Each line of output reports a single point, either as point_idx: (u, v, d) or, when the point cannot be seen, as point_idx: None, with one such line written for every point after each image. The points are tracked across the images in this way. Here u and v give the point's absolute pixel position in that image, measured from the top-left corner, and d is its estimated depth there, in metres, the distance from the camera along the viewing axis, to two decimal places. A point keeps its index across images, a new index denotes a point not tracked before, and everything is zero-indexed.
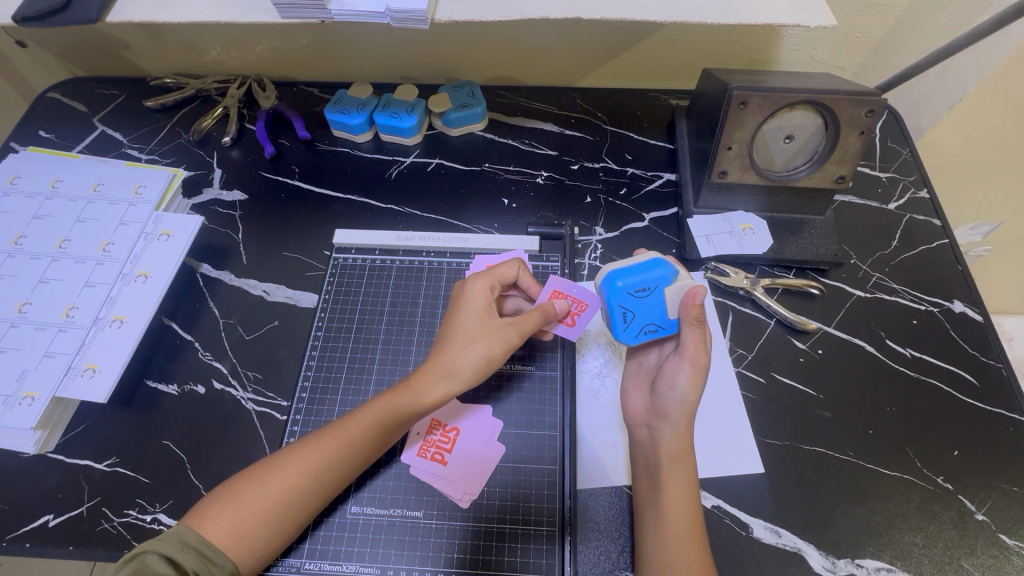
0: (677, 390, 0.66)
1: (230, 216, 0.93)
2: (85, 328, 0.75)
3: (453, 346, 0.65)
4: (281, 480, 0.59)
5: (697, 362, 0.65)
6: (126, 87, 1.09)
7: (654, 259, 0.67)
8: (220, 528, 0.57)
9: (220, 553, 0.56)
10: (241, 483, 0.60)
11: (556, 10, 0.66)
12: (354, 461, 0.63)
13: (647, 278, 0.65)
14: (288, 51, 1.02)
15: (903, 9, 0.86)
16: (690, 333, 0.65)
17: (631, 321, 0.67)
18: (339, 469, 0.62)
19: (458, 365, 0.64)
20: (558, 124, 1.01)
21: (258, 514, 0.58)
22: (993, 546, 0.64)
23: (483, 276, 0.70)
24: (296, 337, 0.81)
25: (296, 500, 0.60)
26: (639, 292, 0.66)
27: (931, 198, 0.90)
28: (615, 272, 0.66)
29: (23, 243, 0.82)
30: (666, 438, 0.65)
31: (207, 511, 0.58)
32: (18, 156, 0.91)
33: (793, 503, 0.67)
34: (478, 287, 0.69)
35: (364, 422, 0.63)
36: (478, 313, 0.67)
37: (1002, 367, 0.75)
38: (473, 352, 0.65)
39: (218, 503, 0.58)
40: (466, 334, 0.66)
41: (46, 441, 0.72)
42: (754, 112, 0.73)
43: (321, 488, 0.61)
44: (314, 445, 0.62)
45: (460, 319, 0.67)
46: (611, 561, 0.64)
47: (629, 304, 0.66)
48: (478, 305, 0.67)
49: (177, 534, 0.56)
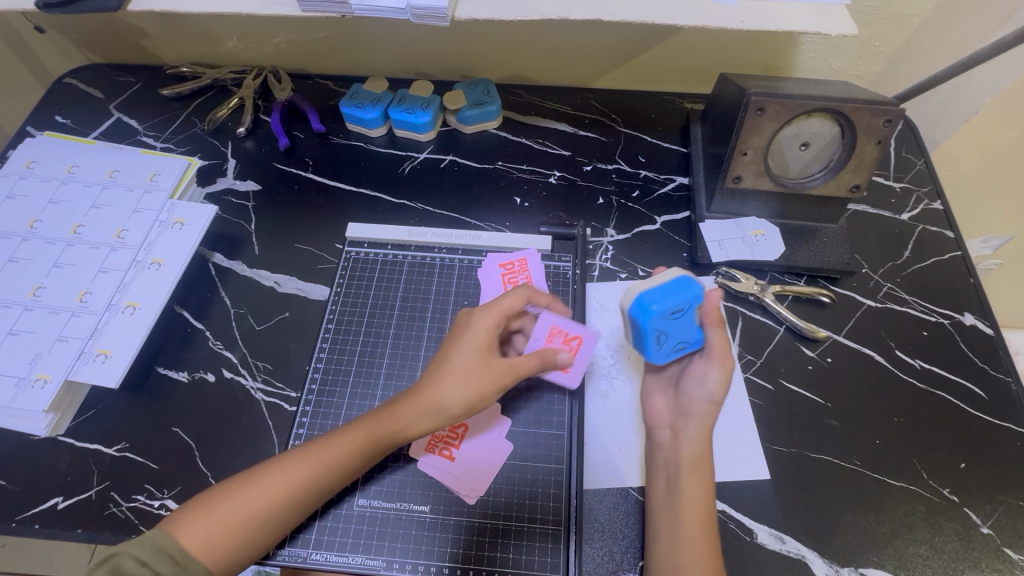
0: (706, 388, 0.68)
1: (243, 206, 0.93)
2: (98, 313, 0.76)
3: (445, 380, 0.65)
4: (259, 497, 0.59)
5: (725, 364, 0.68)
6: (143, 75, 1.10)
7: (682, 278, 0.66)
8: (197, 537, 0.57)
9: (196, 565, 0.56)
10: (219, 494, 0.60)
11: (575, 11, 0.66)
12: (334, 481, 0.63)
13: (682, 299, 0.64)
14: (305, 44, 1.03)
15: (923, 19, 0.85)
16: (715, 334, 0.68)
17: (665, 342, 0.67)
18: (316, 487, 0.62)
19: (447, 403, 0.64)
20: (571, 125, 1.01)
21: (233, 528, 0.58)
22: (997, 560, 0.64)
23: (489, 309, 0.68)
24: (306, 328, 0.81)
25: (272, 516, 0.60)
26: (673, 313, 0.65)
27: (945, 210, 0.89)
28: (648, 295, 0.64)
29: (38, 227, 0.83)
30: (690, 440, 0.66)
31: (182, 519, 0.58)
32: (35, 140, 0.92)
33: (799, 511, 0.67)
34: (483, 322, 0.67)
35: (345, 445, 0.63)
36: (479, 349, 0.66)
37: (1012, 381, 0.75)
38: (462, 391, 0.64)
39: (194, 514, 0.58)
40: (462, 368, 0.65)
41: (57, 424, 0.72)
42: (771, 118, 0.73)
43: (299, 502, 0.61)
44: (295, 461, 0.62)
45: (456, 352, 0.66)
46: (615, 561, 0.64)
47: (664, 327, 0.65)
48: (479, 342, 0.66)
49: (154, 542, 0.56)
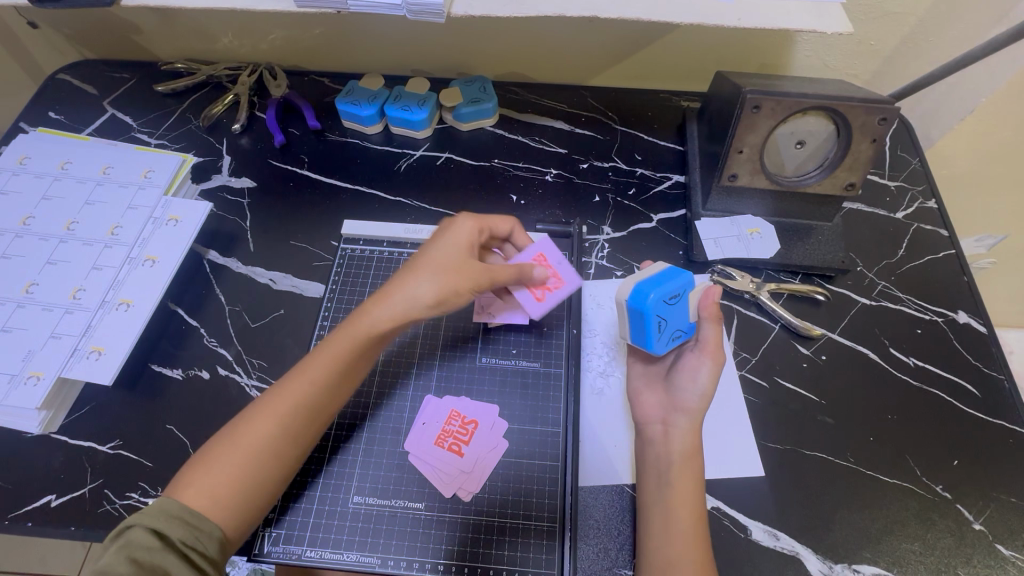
0: (698, 384, 0.67)
1: (238, 203, 0.93)
2: (92, 310, 0.75)
3: (420, 274, 0.67)
4: (251, 433, 0.60)
5: (717, 358, 0.68)
6: (137, 71, 1.09)
7: (671, 267, 0.69)
8: (199, 491, 0.57)
9: (206, 521, 0.55)
10: (211, 447, 0.60)
11: (571, 9, 0.66)
12: (321, 403, 0.63)
13: (675, 286, 0.66)
14: (301, 41, 1.02)
15: (918, 18, 0.85)
16: (710, 330, 0.68)
17: (665, 329, 0.68)
18: (293, 423, 0.62)
19: (424, 290, 0.66)
20: (568, 123, 1.01)
21: (233, 472, 0.58)
22: (989, 556, 0.65)
23: (474, 218, 0.71)
24: (301, 326, 0.81)
25: (271, 446, 0.60)
26: (670, 299, 0.67)
27: (939, 208, 0.90)
28: (643, 285, 0.65)
29: (31, 224, 0.82)
30: (680, 434, 0.66)
31: (182, 482, 0.57)
32: (28, 136, 0.91)
33: (793, 507, 0.68)
34: (467, 226, 0.70)
35: (325, 364, 0.64)
36: (457, 246, 0.68)
37: (1004, 379, 0.75)
38: (437, 281, 0.66)
39: (192, 470, 0.58)
40: (439, 262, 0.67)
41: (49, 422, 0.72)
42: (766, 116, 0.73)
43: (292, 440, 0.61)
44: (280, 393, 0.63)
45: (439, 251, 0.68)
46: (609, 559, 0.64)
47: (664, 314, 0.67)
48: (461, 240, 0.69)
49: (159, 507, 0.54)
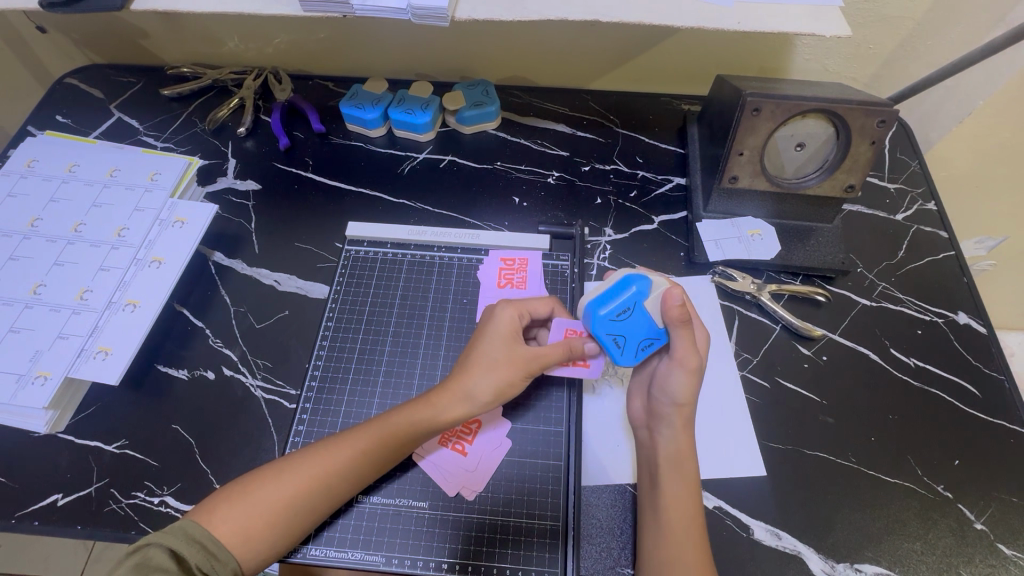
0: (669, 392, 0.67)
1: (243, 205, 0.94)
2: (99, 311, 0.76)
3: (474, 370, 0.67)
4: (294, 483, 0.60)
5: (687, 364, 0.66)
6: (144, 75, 1.10)
7: (623, 277, 0.66)
8: (231, 525, 0.57)
9: (227, 552, 0.56)
10: (254, 482, 0.60)
11: (574, 12, 0.67)
12: (364, 473, 0.64)
13: (623, 301, 0.64)
14: (305, 44, 1.03)
15: (916, 22, 0.86)
16: (678, 335, 0.64)
17: (626, 345, 0.66)
18: (332, 486, 0.62)
19: (475, 388, 0.66)
20: (569, 126, 1.02)
21: (267, 515, 0.58)
22: (991, 555, 0.65)
23: (512, 303, 0.70)
24: (306, 326, 0.82)
25: (304, 505, 0.60)
26: (620, 315, 0.65)
27: (939, 210, 0.90)
28: (589, 302, 0.66)
29: (39, 226, 0.83)
30: (660, 441, 0.66)
31: (215, 508, 0.58)
32: (36, 140, 0.92)
33: (795, 507, 0.68)
34: (506, 313, 0.69)
35: (379, 434, 0.64)
36: (506, 339, 0.68)
37: (1005, 379, 0.76)
38: (493, 377, 0.66)
39: (228, 502, 0.58)
40: (495, 355, 0.67)
41: (56, 421, 0.73)
42: (766, 119, 0.74)
43: (326, 500, 0.62)
44: (332, 449, 0.63)
45: (484, 343, 0.68)
46: (612, 558, 0.65)
47: (614, 330, 0.65)
48: (503, 330, 0.68)
49: (185, 530, 0.56)
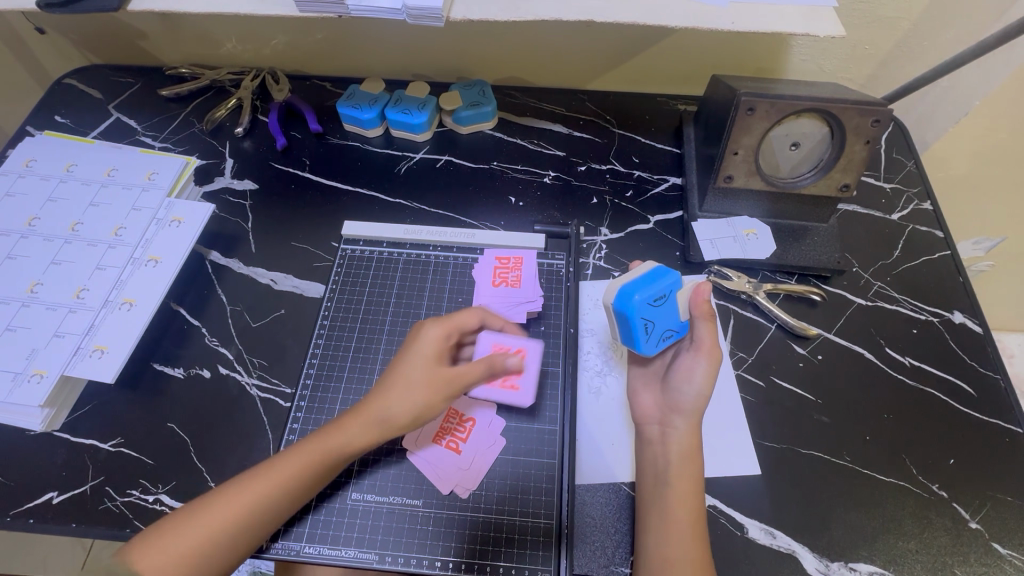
0: (693, 384, 0.68)
1: (240, 205, 0.94)
2: (95, 309, 0.76)
3: (391, 392, 0.64)
4: (215, 517, 0.58)
5: (713, 354, 0.68)
6: (143, 76, 1.11)
7: (658, 268, 0.69)
8: (164, 556, 0.55)
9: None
10: (176, 518, 0.58)
11: (568, 13, 0.68)
12: (291, 498, 0.61)
13: (660, 288, 0.67)
14: (303, 45, 1.04)
15: (911, 22, 0.87)
16: (704, 327, 0.68)
17: (653, 331, 0.68)
18: (257, 516, 0.60)
19: (392, 412, 0.63)
20: (566, 126, 1.02)
21: (192, 551, 0.56)
22: (986, 554, 0.65)
23: (440, 322, 0.68)
24: (302, 325, 0.82)
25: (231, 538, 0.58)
26: (656, 302, 0.67)
27: (934, 210, 0.90)
28: (627, 286, 0.67)
29: (36, 224, 0.83)
30: (678, 435, 0.66)
31: (141, 548, 0.56)
32: (34, 139, 0.93)
33: (789, 505, 0.68)
34: (432, 332, 0.67)
35: (311, 454, 0.62)
36: (427, 359, 0.65)
37: (1000, 378, 0.76)
38: (410, 400, 0.63)
39: (162, 532, 0.57)
40: (414, 377, 0.64)
41: (52, 419, 0.73)
42: (761, 118, 0.74)
43: (253, 530, 0.60)
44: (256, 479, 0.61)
45: (406, 363, 0.66)
46: (606, 556, 0.65)
47: (649, 316, 0.67)
48: (427, 352, 0.66)
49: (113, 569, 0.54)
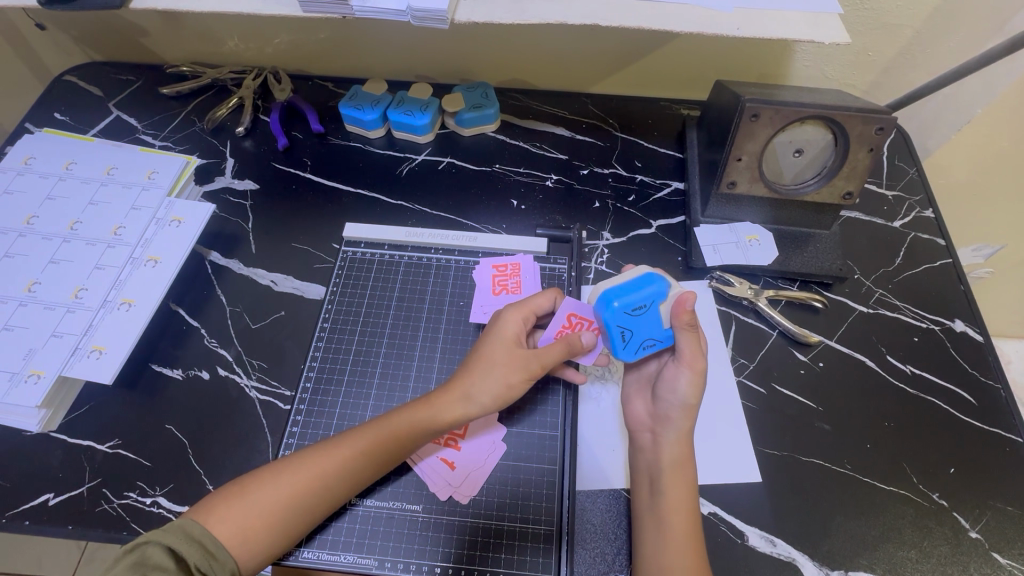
0: (678, 393, 0.67)
1: (241, 205, 0.93)
2: (93, 309, 0.76)
3: (476, 371, 0.66)
4: (292, 483, 0.60)
5: (696, 365, 0.66)
6: (143, 73, 1.10)
7: (646, 274, 0.66)
8: (227, 526, 0.56)
9: (224, 552, 0.56)
10: (251, 482, 0.60)
11: (573, 16, 0.67)
12: (365, 471, 0.63)
13: (641, 296, 0.65)
14: (305, 45, 1.03)
15: (915, 31, 0.87)
16: (686, 339, 0.66)
17: (631, 340, 0.67)
18: (332, 483, 0.61)
19: (476, 391, 0.65)
20: (569, 129, 1.02)
21: (265, 514, 0.58)
22: (986, 564, 0.65)
23: (517, 306, 0.71)
24: (302, 328, 0.81)
25: (305, 504, 0.60)
26: (636, 310, 0.65)
27: (936, 218, 0.90)
28: (608, 291, 0.65)
29: (35, 223, 0.83)
30: (667, 443, 0.66)
31: (212, 507, 0.58)
32: (33, 136, 0.92)
33: (789, 513, 0.68)
34: (511, 317, 0.70)
35: (382, 433, 0.64)
36: (507, 342, 0.67)
37: (1001, 388, 0.76)
38: (495, 378, 0.65)
39: (224, 500, 0.58)
40: (496, 360, 0.66)
41: (49, 420, 0.72)
42: (765, 125, 0.74)
43: (323, 499, 0.61)
44: (334, 448, 0.63)
45: (487, 346, 0.68)
46: (606, 563, 0.65)
47: (627, 323, 0.66)
48: (507, 334, 0.68)
49: (183, 528, 0.55)
